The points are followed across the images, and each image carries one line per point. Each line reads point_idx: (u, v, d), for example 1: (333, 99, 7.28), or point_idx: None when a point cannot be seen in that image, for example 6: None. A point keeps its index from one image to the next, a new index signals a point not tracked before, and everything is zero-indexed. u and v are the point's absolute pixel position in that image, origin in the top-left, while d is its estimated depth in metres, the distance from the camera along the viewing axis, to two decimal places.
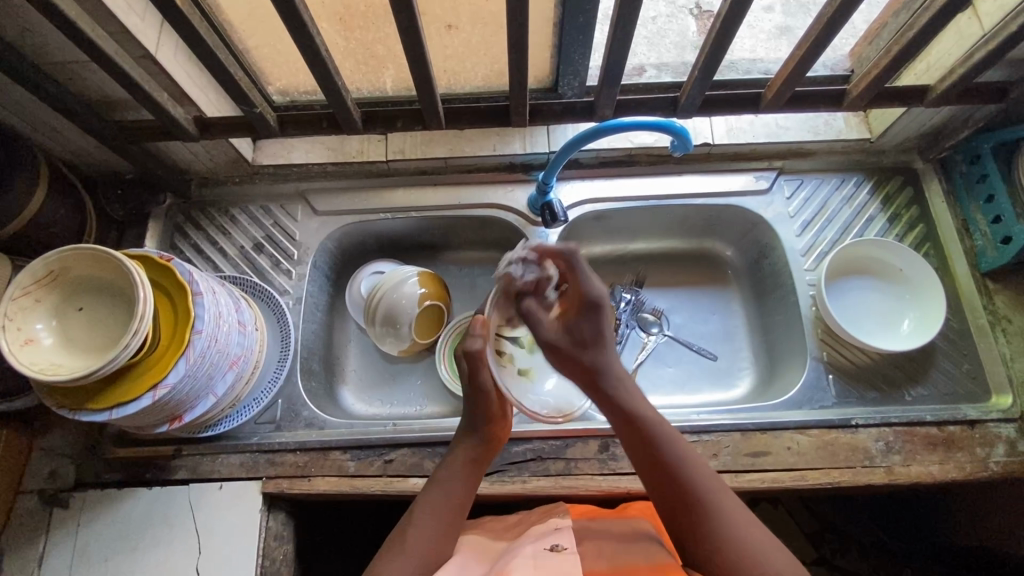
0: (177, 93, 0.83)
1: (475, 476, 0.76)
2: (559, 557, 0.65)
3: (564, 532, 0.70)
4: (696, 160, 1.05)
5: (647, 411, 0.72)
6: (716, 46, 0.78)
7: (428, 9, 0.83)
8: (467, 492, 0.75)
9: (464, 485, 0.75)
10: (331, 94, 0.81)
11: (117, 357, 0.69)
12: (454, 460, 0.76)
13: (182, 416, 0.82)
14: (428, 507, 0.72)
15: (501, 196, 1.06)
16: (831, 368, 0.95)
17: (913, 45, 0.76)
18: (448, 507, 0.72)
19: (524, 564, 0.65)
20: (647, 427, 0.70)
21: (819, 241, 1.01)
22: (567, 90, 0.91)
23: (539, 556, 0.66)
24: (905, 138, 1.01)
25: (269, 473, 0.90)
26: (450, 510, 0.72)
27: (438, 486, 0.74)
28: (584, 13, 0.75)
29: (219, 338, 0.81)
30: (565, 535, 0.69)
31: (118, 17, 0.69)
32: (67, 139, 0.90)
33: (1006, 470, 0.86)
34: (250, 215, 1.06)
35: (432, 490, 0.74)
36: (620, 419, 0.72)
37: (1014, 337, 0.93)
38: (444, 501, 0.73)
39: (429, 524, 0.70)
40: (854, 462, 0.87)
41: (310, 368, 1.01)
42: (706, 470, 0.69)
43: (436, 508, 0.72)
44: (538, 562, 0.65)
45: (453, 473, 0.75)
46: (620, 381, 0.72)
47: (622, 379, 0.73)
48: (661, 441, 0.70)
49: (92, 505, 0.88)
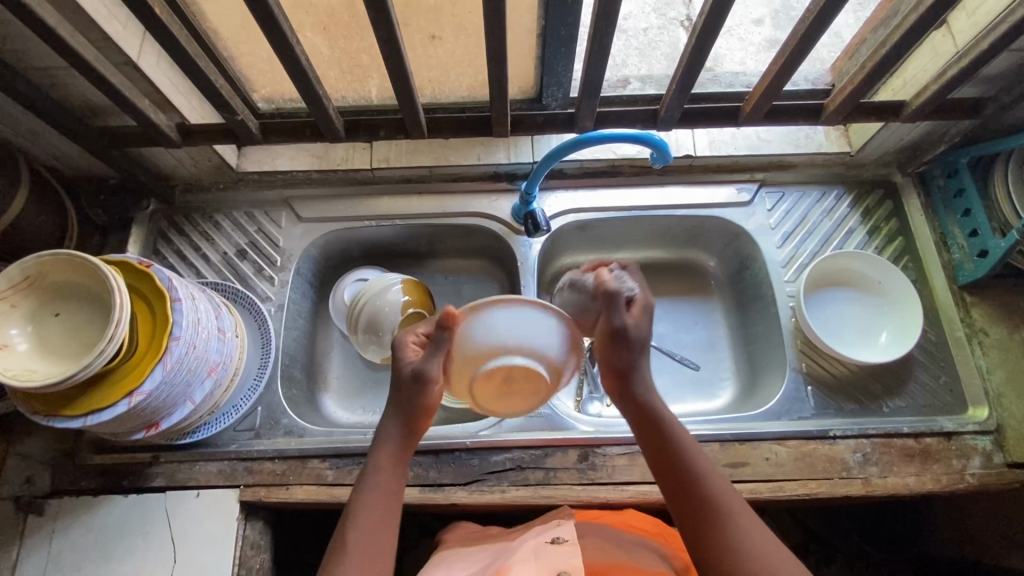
0: (160, 100, 0.84)
1: (403, 468, 0.71)
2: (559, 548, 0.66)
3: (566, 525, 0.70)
4: (680, 171, 1.06)
5: (680, 430, 0.70)
6: (693, 59, 0.78)
7: (411, 20, 0.84)
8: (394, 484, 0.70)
9: (391, 480, 0.70)
10: (313, 103, 0.82)
11: (93, 363, 0.69)
12: (380, 451, 0.71)
13: (159, 423, 0.82)
14: (363, 508, 0.68)
15: (486, 205, 1.07)
16: (810, 379, 0.95)
17: (885, 63, 0.77)
18: (379, 504, 0.68)
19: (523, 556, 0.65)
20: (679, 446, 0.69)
21: (799, 254, 1.02)
22: (551, 101, 0.93)
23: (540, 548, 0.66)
24: (885, 152, 1.03)
25: (247, 481, 0.89)
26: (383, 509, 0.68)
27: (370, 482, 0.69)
28: (566, 26, 0.76)
29: (197, 344, 0.81)
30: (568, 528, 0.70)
31: (99, 24, 0.69)
32: (49, 144, 0.90)
33: (982, 482, 0.87)
34: (234, 221, 1.06)
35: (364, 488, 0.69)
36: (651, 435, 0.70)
37: (991, 350, 0.94)
38: (376, 499, 0.68)
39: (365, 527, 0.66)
40: (832, 473, 0.87)
41: (291, 376, 1.01)
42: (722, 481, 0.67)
43: (372, 505, 0.68)
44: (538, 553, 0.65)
45: (382, 467, 0.70)
46: (654, 397, 0.72)
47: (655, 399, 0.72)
48: (689, 460, 0.68)
49: (68, 512, 0.88)
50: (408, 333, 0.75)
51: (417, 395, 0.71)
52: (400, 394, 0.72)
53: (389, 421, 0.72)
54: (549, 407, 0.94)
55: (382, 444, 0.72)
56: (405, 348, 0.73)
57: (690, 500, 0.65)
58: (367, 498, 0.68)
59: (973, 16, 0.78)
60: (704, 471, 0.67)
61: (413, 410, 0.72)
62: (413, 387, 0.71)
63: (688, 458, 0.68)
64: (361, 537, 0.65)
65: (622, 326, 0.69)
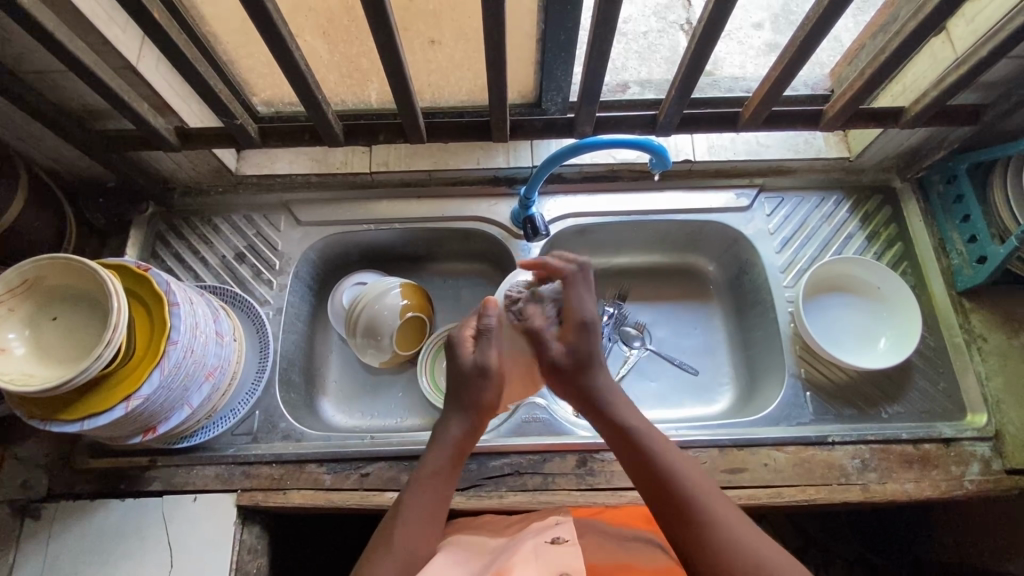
0: (159, 104, 0.84)
1: (458, 470, 0.73)
2: (559, 548, 0.65)
3: (566, 525, 0.70)
4: (679, 176, 1.06)
5: (648, 431, 0.71)
6: (693, 65, 0.78)
7: (410, 25, 0.84)
8: (445, 481, 0.72)
9: (444, 485, 0.71)
10: (312, 108, 0.82)
11: (90, 368, 0.69)
12: (438, 454, 0.73)
13: (157, 427, 0.81)
14: (413, 503, 0.69)
15: (485, 209, 1.07)
16: (808, 385, 0.95)
17: (884, 69, 0.77)
18: (427, 509, 0.69)
19: (522, 557, 0.64)
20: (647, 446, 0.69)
21: (798, 259, 1.02)
22: (550, 106, 0.92)
23: (539, 548, 0.65)
24: (883, 157, 1.03)
25: (244, 485, 0.89)
26: (431, 504, 0.70)
27: (421, 485, 0.71)
28: (565, 31, 0.76)
29: (195, 348, 0.80)
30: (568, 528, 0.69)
31: (98, 28, 0.69)
32: (48, 147, 0.90)
33: (980, 489, 0.87)
34: (233, 225, 1.06)
35: (414, 489, 0.71)
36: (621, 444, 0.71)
37: (990, 356, 0.94)
38: (424, 502, 0.70)
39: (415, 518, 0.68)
40: (830, 480, 0.87)
41: (289, 380, 1.01)
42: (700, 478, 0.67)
43: (418, 510, 0.69)
44: (537, 553, 0.64)
45: (438, 469, 0.72)
46: (620, 403, 0.73)
47: (621, 405, 0.73)
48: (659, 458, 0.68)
49: (65, 516, 0.87)
50: (463, 329, 0.78)
51: (481, 391, 0.74)
52: (466, 389, 0.74)
53: (454, 422, 0.74)
54: (547, 411, 0.93)
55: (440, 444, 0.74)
56: (462, 344, 0.76)
57: (668, 499, 0.65)
58: (419, 489, 0.70)
59: (972, 23, 0.78)
60: (675, 467, 0.67)
61: (477, 409, 0.74)
62: (478, 383, 0.74)
63: (659, 458, 0.68)
64: (404, 540, 0.66)
65: (555, 359, 0.74)
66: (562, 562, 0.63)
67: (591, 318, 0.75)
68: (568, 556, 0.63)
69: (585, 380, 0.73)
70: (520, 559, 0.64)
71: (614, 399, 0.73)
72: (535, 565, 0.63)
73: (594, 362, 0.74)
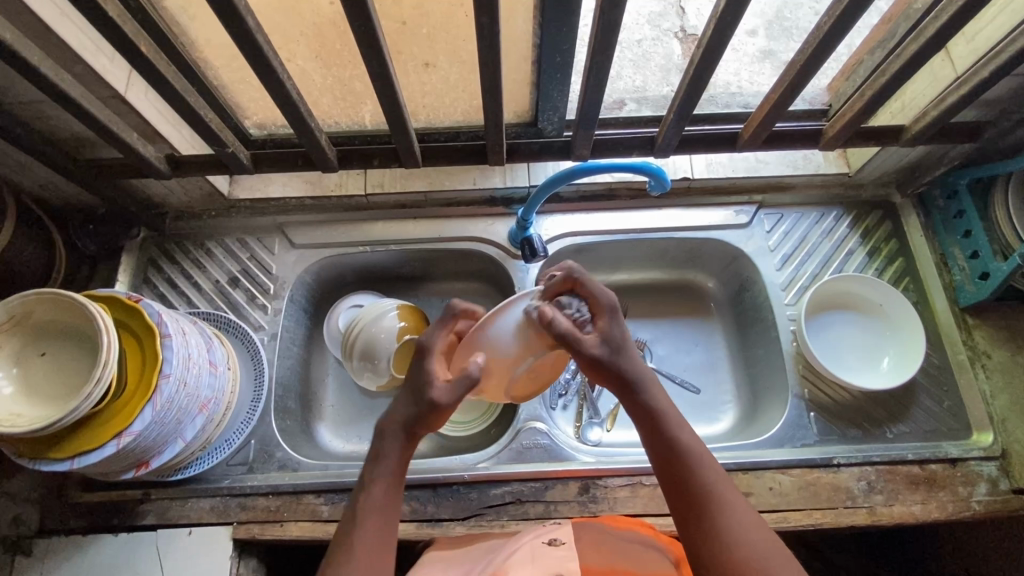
0: (148, 132, 0.82)
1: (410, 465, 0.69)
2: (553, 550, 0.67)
3: (567, 527, 0.72)
4: (678, 194, 1.05)
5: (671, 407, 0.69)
6: (693, 86, 0.77)
7: (404, 48, 0.83)
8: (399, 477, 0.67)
9: (398, 483, 0.67)
10: (305, 134, 0.80)
11: (79, 407, 0.67)
12: (390, 450, 0.68)
13: (149, 462, 0.80)
14: (368, 506, 0.65)
15: (482, 229, 1.05)
16: (812, 405, 0.94)
17: (884, 92, 0.76)
18: (385, 514, 0.65)
19: (519, 559, 0.66)
20: (669, 427, 0.67)
21: (799, 276, 1.01)
22: (547, 125, 0.91)
23: (536, 550, 0.67)
24: (884, 172, 1.02)
25: (240, 518, 0.87)
26: (387, 506, 0.65)
27: (373, 483, 0.66)
28: (561, 53, 0.75)
29: (188, 381, 0.79)
30: (567, 531, 0.71)
31: (84, 60, 0.68)
32: (36, 176, 0.88)
33: (987, 510, 0.86)
34: (226, 249, 1.04)
35: (370, 486, 0.66)
36: (646, 428, 0.68)
37: (994, 373, 0.93)
38: (382, 507, 0.65)
39: (372, 523, 0.64)
40: (836, 503, 0.86)
41: (285, 407, 0.99)
42: (716, 467, 0.66)
43: (374, 510, 0.65)
44: (535, 553, 0.66)
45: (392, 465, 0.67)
46: (648, 384, 0.69)
47: (650, 383, 0.69)
48: (676, 439, 0.66)
49: (56, 553, 0.85)
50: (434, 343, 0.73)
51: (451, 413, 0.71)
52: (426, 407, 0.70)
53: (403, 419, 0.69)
54: (547, 437, 0.91)
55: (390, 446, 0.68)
56: (431, 354, 0.72)
57: (680, 485, 0.64)
58: (376, 487, 0.66)
59: (973, 42, 0.77)
60: (694, 456, 0.65)
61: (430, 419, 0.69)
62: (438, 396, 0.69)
63: (675, 438, 0.66)
64: (367, 545, 0.62)
65: (593, 351, 0.69)
66: (558, 564, 0.64)
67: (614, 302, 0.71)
68: (563, 559, 0.66)
69: (621, 365, 0.69)
70: (518, 559, 0.66)
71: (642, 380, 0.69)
72: (532, 565, 0.65)
73: (626, 346, 0.70)
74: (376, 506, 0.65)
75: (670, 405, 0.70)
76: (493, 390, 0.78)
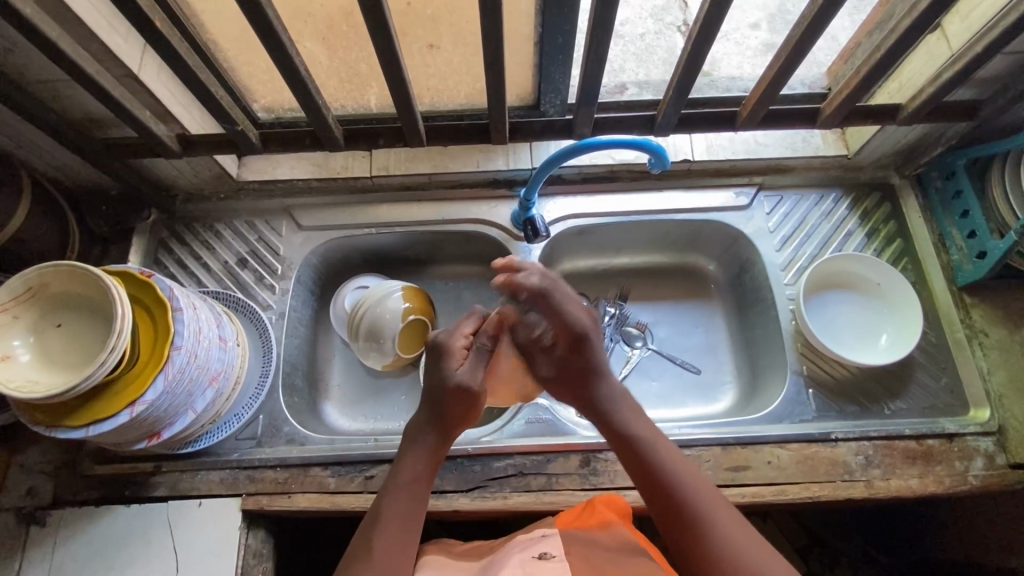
0: (160, 111, 0.84)
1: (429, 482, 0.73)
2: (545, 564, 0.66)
3: (552, 541, 0.71)
4: (677, 176, 1.07)
5: (647, 433, 0.73)
6: (690, 64, 0.79)
7: (409, 30, 0.85)
8: (418, 492, 0.72)
9: (420, 495, 0.72)
10: (313, 112, 0.82)
11: (95, 373, 0.69)
12: (415, 464, 0.73)
13: (161, 432, 0.82)
14: (388, 515, 0.69)
15: (486, 212, 1.07)
16: (810, 382, 0.95)
17: (879, 68, 0.78)
18: (408, 516, 0.70)
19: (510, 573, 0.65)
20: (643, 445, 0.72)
21: (798, 256, 1.03)
22: (549, 107, 0.93)
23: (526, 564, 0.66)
24: (882, 154, 1.03)
25: (249, 490, 0.89)
26: (404, 518, 0.69)
27: (394, 495, 0.71)
28: (563, 34, 0.77)
29: (199, 353, 0.81)
30: (553, 544, 0.71)
31: (99, 37, 0.70)
32: (51, 157, 0.90)
33: (984, 483, 0.87)
34: (234, 231, 1.07)
35: (391, 496, 0.71)
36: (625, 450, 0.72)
37: (991, 352, 0.94)
38: (404, 509, 0.70)
39: (392, 532, 0.68)
40: (834, 476, 0.87)
41: (292, 384, 1.01)
42: (698, 482, 0.69)
43: (394, 520, 0.69)
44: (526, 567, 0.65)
45: (414, 479, 0.72)
46: (618, 406, 0.75)
47: (622, 407, 0.75)
48: (653, 456, 0.70)
49: (70, 523, 0.88)
50: (455, 340, 0.78)
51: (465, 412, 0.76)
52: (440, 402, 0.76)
53: (426, 435, 0.75)
54: (550, 412, 0.93)
55: (416, 456, 0.74)
56: (453, 354, 0.77)
57: (662, 498, 0.68)
58: (396, 498, 0.71)
59: (967, 19, 0.78)
60: (673, 471, 0.69)
61: (451, 426, 0.76)
62: (458, 399, 0.75)
63: (654, 455, 0.71)
64: (387, 548, 0.67)
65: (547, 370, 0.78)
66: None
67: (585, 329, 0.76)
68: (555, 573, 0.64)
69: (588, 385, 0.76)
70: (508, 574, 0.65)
71: (613, 401, 0.75)
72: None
73: (598, 368, 0.76)
74: (396, 516, 0.69)
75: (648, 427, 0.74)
76: (505, 391, 0.84)
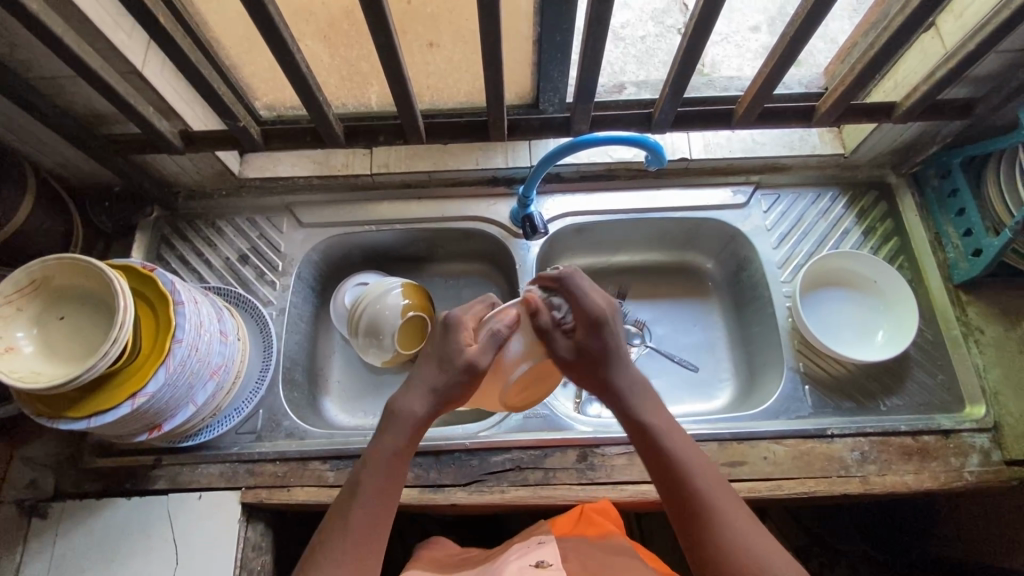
0: (163, 108, 0.85)
1: (411, 452, 0.71)
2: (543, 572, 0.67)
3: (549, 550, 0.72)
4: (675, 175, 1.08)
5: (667, 428, 0.71)
6: (686, 62, 0.80)
7: (409, 29, 0.86)
8: (397, 463, 0.69)
9: (399, 468, 0.69)
10: (314, 109, 0.83)
11: (96, 365, 0.70)
12: (395, 435, 0.70)
13: (162, 425, 0.82)
14: (365, 488, 0.67)
15: (485, 210, 1.08)
16: (807, 379, 0.96)
17: (873, 65, 0.78)
18: (385, 490, 0.68)
19: None
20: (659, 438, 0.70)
21: (795, 254, 1.03)
22: (547, 106, 0.94)
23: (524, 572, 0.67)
24: (878, 153, 1.04)
25: (248, 483, 0.90)
26: (380, 492, 0.67)
27: (372, 466, 0.69)
28: (561, 32, 0.78)
29: (200, 347, 0.82)
30: (550, 553, 0.71)
31: (104, 33, 0.71)
32: (55, 152, 0.92)
33: (980, 480, 0.87)
34: (236, 227, 1.08)
35: (367, 469, 0.69)
36: (643, 444, 0.71)
37: (987, 348, 0.94)
38: (381, 481, 0.68)
39: (367, 507, 0.66)
40: (830, 472, 0.88)
41: (292, 379, 1.02)
42: (717, 483, 0.68)
43: (370, 494, 0.67)
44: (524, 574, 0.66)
45: (395, 451, 0.69)
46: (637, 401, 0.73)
47: (640, 401, 0.73)
48: (671, 454, 0.69)
49: (71, 515, 0.88)
50: (458, 323, 0.75)
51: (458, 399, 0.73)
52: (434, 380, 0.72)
53: (413, 403, 0.72)
54: (547, 407, 0.94)
55: (397, 426, 0.71)
56: (457, 335, 0.74)
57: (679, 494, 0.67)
58: (371, 471, 0.68)
59: (961, 18, 0.79)
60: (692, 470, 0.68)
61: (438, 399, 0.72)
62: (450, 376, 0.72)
63: (672, 451, 0.69)
64: (362, 523, 0.65)
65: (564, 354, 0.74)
66: None
67: (601, 314, 0.73)
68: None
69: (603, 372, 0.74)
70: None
71: (629, 394, 0.73)
72: None
73: (612, 354, 0.74)
74: (373, 490, 0.67)
75: (669, 423, 0.72)
76: (488, 398, 0.82)
